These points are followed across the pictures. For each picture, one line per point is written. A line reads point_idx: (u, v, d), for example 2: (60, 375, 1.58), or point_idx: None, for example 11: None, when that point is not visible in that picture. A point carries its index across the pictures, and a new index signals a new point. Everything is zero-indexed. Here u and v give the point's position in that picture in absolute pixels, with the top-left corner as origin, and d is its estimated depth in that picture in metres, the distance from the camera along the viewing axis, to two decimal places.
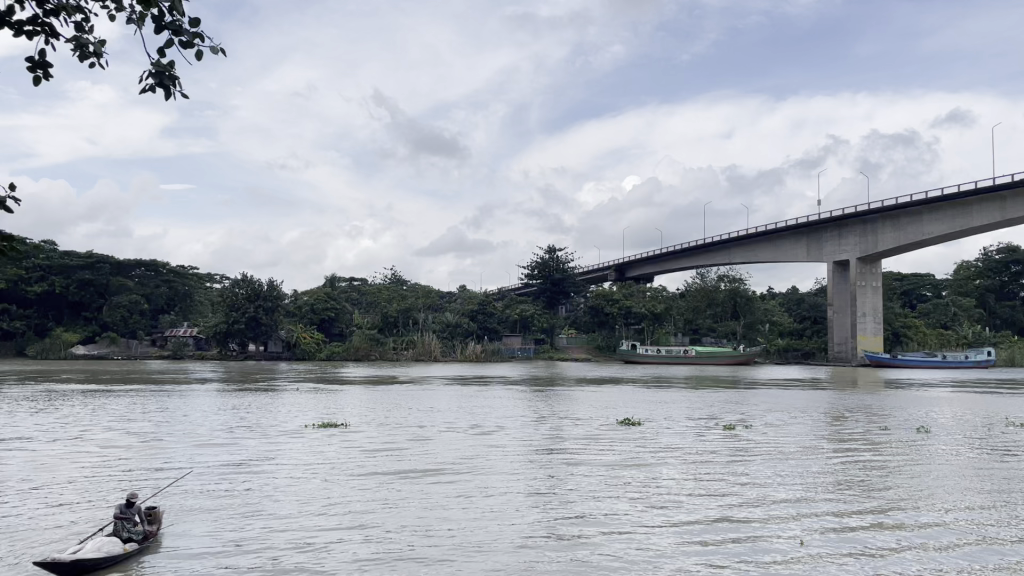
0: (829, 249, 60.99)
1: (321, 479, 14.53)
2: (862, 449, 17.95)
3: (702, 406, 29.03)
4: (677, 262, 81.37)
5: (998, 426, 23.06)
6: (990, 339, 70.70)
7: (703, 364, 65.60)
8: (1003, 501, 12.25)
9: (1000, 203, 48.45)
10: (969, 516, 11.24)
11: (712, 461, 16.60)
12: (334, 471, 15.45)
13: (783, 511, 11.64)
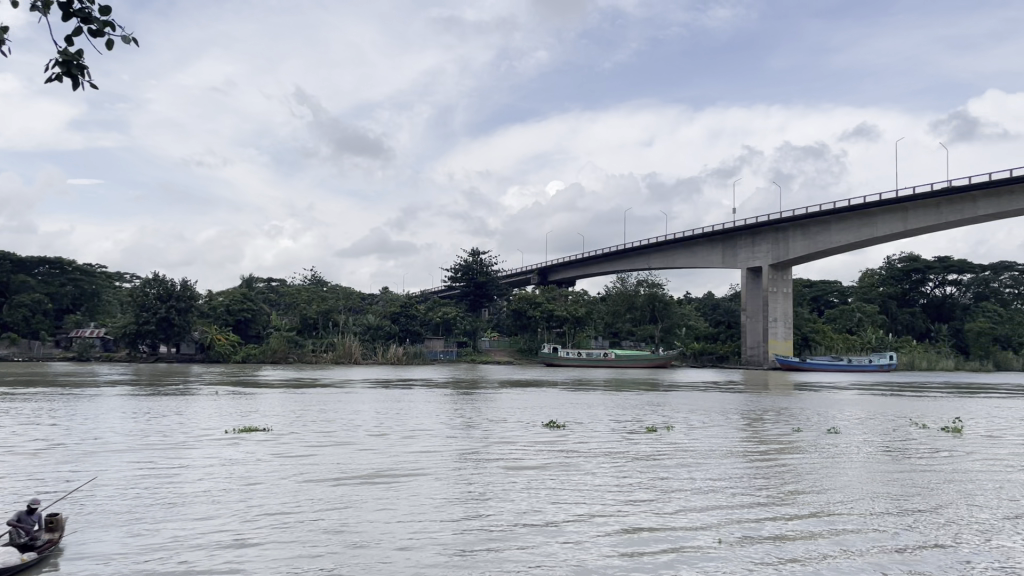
0: (743, 256, 63.04)
1: (236, 484, 14.38)
2: (771, 451, 18.72)
3: (622, 408, 29.73)
4: (599, 267, 82.72)
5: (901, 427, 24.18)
6: (891, 344, 74.21)
7: (622, 367, 66.76)
8: (891, 501, 13.11)
9: (901, 214, 51.04)
10: (861, 515, 12.01)
11: (628, 463, 17.09)
12: (249, 476, 15.27)
13: (697, 514, 12.04)
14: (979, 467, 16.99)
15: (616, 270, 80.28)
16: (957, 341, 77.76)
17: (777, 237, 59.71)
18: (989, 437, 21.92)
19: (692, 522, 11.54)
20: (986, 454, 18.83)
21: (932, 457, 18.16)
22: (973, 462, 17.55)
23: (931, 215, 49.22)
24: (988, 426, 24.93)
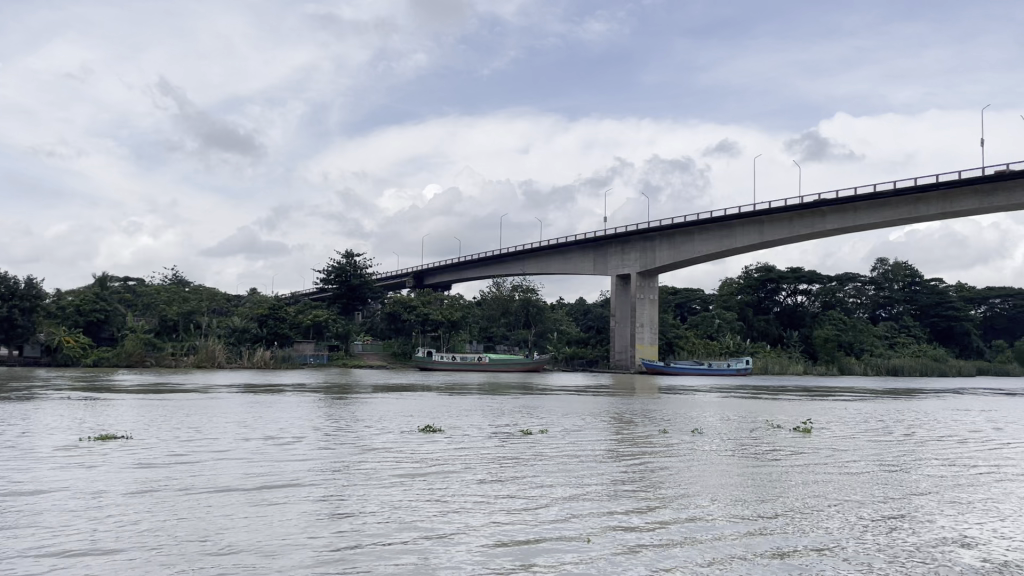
0: (613, 265, 64.85)
1: (90, 493, 13.47)
2: (637, 453, 19.34)
3: (497, 413, 29.83)
4: (475, 273, 83.01)
5: (757, 429, 25.44)
6: (747, 349, 78.39)
7: (496, 371, 67.05)
8: (746, 501, 13.88)
9: (758, 228, 53.95)
10: (719, 515, 12.66)
11: (502, 466, 17.25)
12: (103, 485, 14.34)
13: (572, 519, 12.19)
14: (825, 466, 18.07)
15: (491, 275, 80.76)
16: (805, 346, 82.80)
17: (645, 246, 61.81)
18: (834, 437, 23.42)
19: (570, 527, 11.68)
20: (831, 454, 20.05)
21: (784, 457, 19.17)
22: (820, 462, 18.65)
23: (784, 229, 52.30)
24: (832, 426, 26.72)
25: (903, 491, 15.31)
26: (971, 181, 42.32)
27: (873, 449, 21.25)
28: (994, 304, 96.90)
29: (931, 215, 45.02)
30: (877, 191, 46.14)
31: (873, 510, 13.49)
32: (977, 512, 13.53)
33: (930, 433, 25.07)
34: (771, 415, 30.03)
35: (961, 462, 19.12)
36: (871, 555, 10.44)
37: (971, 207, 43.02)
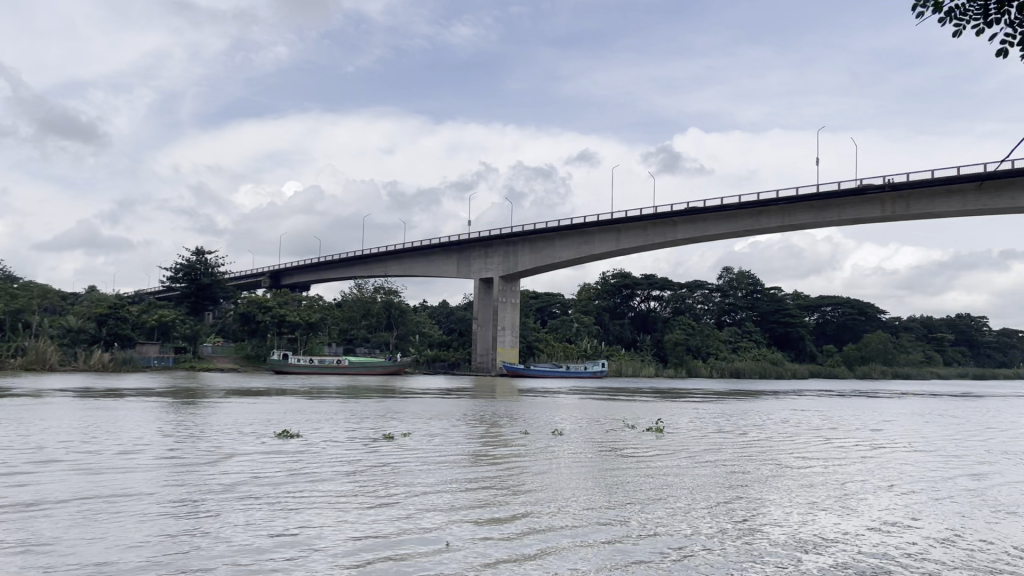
0: (475, 267, 64.28)
1: None
2: (497, 456, 18.49)
3: (352, 417, 28.32)
4: (334, 273, 80.33)
5: (614, 430, 25.32)
6: (604, 352, 79.95)
7: (355, 375, 64.89)
8: (613, 504, 13.32)
9: (615, 235, 54.81)
10: (587, 519, 11.99)
11: (357, 472, 15.91)
12: None
13: (422, 526, 11.18)
14: (680, 466, 17.94)
15: (351, 275, 78.25)
16: (657, 350, 85.46)
17: (508, 249, 61.59)
18: (686, 437, 23.63)
19: (420, 534, 10.67)
20: (683, 453, 20.04)
21: (643, 458, 18.93)
22: (675, 462, 18.54)
23: (640, 237, 53.39)
24: (685, 426, 27.18)
25: (755, 489, 15.30)
26: (809, 197, 44.57)
27: (722, 448, 21.48)
28: (825, 312, 103.89)
29: (772, 227, 47.12)
30: (725, 202, 47.83)
31: (730, 508, 13.29)
32: (827, 508, 13.59)
33: (773, 433, 25.80)
34: (630, 417, 30.16)
35: (804, 461, 19.56)
36: (731, 555, 10.07)
37: (807, 221, 45.35)
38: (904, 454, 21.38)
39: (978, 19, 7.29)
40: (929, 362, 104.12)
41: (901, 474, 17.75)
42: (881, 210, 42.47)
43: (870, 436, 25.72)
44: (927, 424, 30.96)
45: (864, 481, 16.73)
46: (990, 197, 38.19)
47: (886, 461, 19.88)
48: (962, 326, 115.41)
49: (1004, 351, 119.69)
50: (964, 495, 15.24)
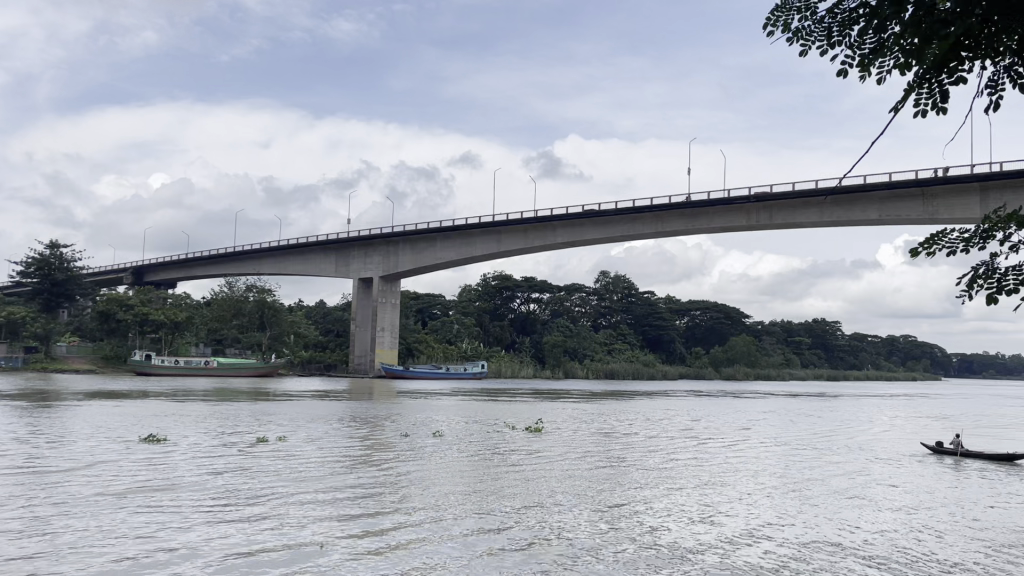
0: (355, 266, 63.13)
1: None
2: (375, 459, 18.05)
3: (223, 419, 27.13)
4: (205, 270, 76.90)
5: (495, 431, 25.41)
6: (483, 354, 80.17)
7: (225, 376, 62.22)
8: (497, 506, 13.19)
9: (495, 238, 55.09)
10: (475, 524, 11.80)
11: (228, 478, 15.11)
12: None
13: (299, 534, 10.80)
14: (556, 464, 18.12)
15: (223, 273, 75.02)
16: (535, 351, 86.62)
17: (388, 249, 60.74)
18: (563, 436, 24.01)
19: (296, 542, 10.33)
20: (560, 452, 20.32)
21: (521, 458, 18.97)
22: (552, 460, 18.79)
23: (520, 240, 53.91)
24: (564, 425, 27.69)
25: (629, 486, 15.71)
26: (681, 206, 46.27)
27: (597, 446, 21.97)
28: (694, 315, 108.37)
29: (646, 233, 48.66)
30: (602, 208, 48.99)
31: (606, 506, 13.61)
32: (696, 503, 14.13)
33: (645, 432, 26.63)
34: (509, 418, 30.28)
35: (675, 459, 20.16)
36: (607, 556, 10.28)
37: (679, 228, 47.07)
38: (764, 450, 22.55)
39: (821, 42, 7.14)
40: (787, 364, 110.61)
41: (761, 470, 18.69)
42: (745, 220, 44.61)
43: (734, 434, 26.97)
44: (785, 422, 32.78)
45: (728, 476, 17.51)
46: (843, 210, 40.78)
47: (751, 458, 20.78)
48: (816, 330, 123.13)
49: (853, 353, 128.62)
50: (820, 490, 16.13)
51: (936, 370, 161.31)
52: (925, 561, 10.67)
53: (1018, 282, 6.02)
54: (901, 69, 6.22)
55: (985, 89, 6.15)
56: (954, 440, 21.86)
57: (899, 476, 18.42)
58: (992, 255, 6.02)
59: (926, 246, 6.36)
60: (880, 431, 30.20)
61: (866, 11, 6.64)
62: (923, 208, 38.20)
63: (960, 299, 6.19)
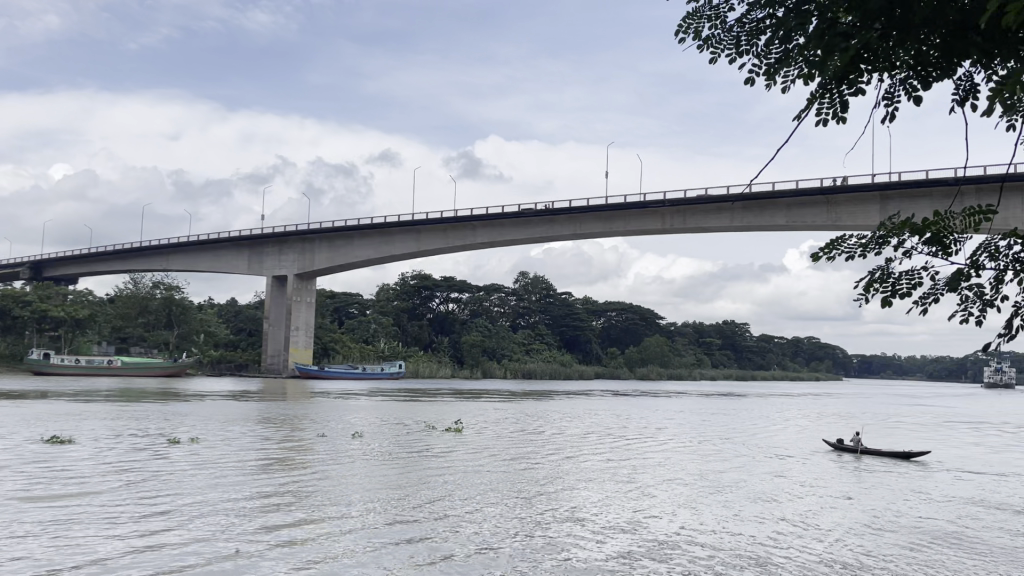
0: (269, 264, 61.57)
1: None
2: (291, 461, 17.58)
3: (128, 420, 25.97)
4: (108, 266, 73.64)
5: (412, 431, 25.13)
6: (401, 354, 79.39)
7: (130, 376, 59.64)
8: (426, 508, 12.97)
9: (414, 237, 54.64)
10: (409, 528, 11.55)
11: (138, 482, 14.44)
12: None
13: (209, 539, 10.46)
14: (477, 465, 18.03)
15: (128, 268, 71.92)
16: (453, 351, 86.29)
17: (304, 246, 59.46)
18: (481, 436, 23.96)
19: (207, 547, 10.02)
20: (477, 452, 20.27)
21: (442, 458, 18.84)
22: (469, 460, 18.72)
23: (439, 240, 53.62)
24: (484, 425, 27.63)
25: (546, 485, 15.81)
26: (599, 208, 46.90)
27: (513, 446, 21.97)
28: (610, 316, 110.00)
29: (565, 235, 49.14)
30: (521, 209, 49.21)
31: (524, 505, 13.66)
32: (613, 501, 14.32)
33: (562, 431, 26.82)
34: (430, 418, 30.09)
35: (594, 458, 20.38)
36: (526, 555, 10.33)
37: (597, 230, 47.69)
38: (676, 449, 23.00)
39: (730, 51, 7.32)
40: (699, 364, 113.53)
41: (674, 468, 19.07)
42: (661, 223, 45.59)
43: (648, 433, 27.43)
44: (698, 421, 33.52)
45: (642, 474, 17.80)
46: (753, 216, 42.11)
47: (668, 457, 21.19)
48: (727, 331, 126.75)
49: (761, 354, 132.92)
50: (738, 487, 16.54)
51: (838, 371, 168.28)
52: (829, 554, 11.13)
53: (910, 286, 6.30)
54: (804, 79, 6.44)
55: (881, 100, 6.42)
56: (854, 438, 22.78)
57: (803, 473, 19.09)
58: (887, 259, 6.28)
59: (827, 251, 6.59)
60: (788, 429, 31.22)
61: (772, 24, 6.86)
62: (827, 214, 39.95)
63: (858, 302, 6.43)
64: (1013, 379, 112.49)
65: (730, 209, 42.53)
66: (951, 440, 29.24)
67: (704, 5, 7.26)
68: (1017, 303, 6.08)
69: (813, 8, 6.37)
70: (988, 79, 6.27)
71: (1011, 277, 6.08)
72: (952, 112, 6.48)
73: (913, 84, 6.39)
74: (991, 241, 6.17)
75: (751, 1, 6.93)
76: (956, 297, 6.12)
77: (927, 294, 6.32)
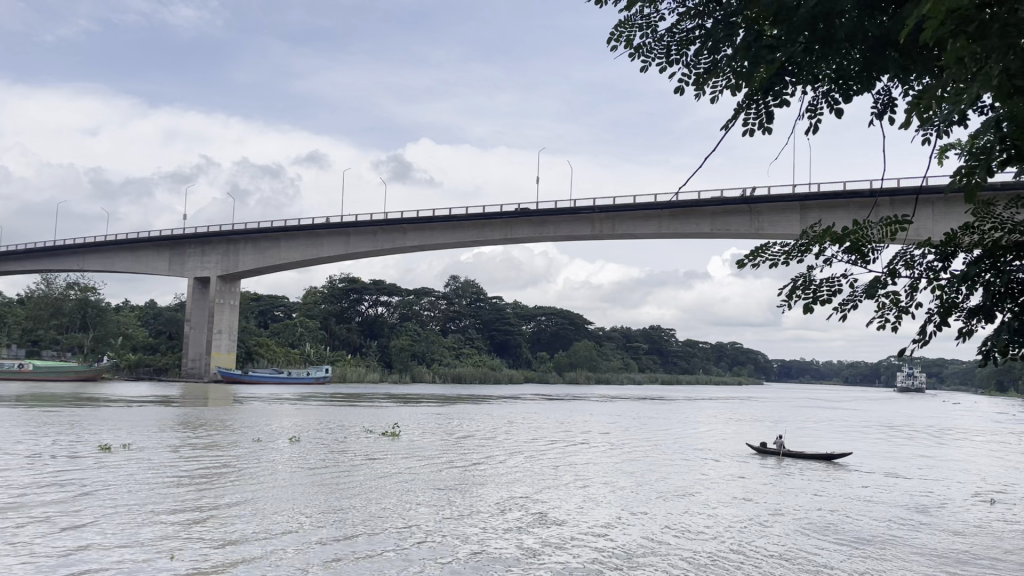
0: (191, 265, 59.73)
1: None
2: (215, 466, 17.16)
3: (46, 426, 24.99)
4: (17, 265, 70.31)
5: (345, 434, 24.89)
6: (329, 358, 78.14)
7: (41, 381, 56.97)
8: (339, 514, 12.63)
9: (343, 239, 53.82)
10: (324, 533, 11.21)
11: (42, 490, 13.76)
12: None
13: (125, 547, 10.02)
14: (403, 470, 17.80)
15: (40, 268, 68.70)
16: (382, 356, 85.28)
17: (228, 247, 57.94)
18: (415, 441, 23.68)
19: (103, 553, 9.64)
20: (408, 457, 19.97)
21: (373, 462, 18.68)
22: (397, 465, 18.42)
23: (367, 243, 52.89)
24: (420, 431, 27.30)
25: (473, 489, 15.69)
26: (530, 213, 47.08)
27: (444, 450, 21.74)
28: (540, 320, 110.52)
29: (495, 239, 49.17)
30: (452, 213, 49.04)
31: (453, 509, 13.56)
32: (540, 504, 14.34)
33: (491, 435, 26.72)
34: (364, 422, 29.92)
35: (523, 461, 20.46)
36: (455, 558, 10.24)
37: (527, 235, 47.82)
38: (605, 452, 23.19)
39: (660, 59, 7.38)
40: (626, 369, 115.06)
41: (602, 471, 19.23)
42: (590, 229, 45.92)
43: (577, 436, 27.58)
44: (626, 425, 33.84)
45: (571, 477, 17.89)
46: (681, 223, 43.00)
47: (597, 459, 21.48)
48: (653, 336, 128.80)
49: (686, 358, 135.51)
50: (663, 490, 16.71)
51: (759, 375, 172.73)
52: (741, 552, 11.37)
53: (830, 292, 6.45)
54: (733, 89, 6.52)
55: (805, 112, 6.56)
56: (776, 440, 23.37)
57: (728, 475, 19.49)
58: (809, 266, 6.41)
59: (752, 258, 6.69)
60: (713, 432, 31.86)
61: (701, 34, 6.93)
62: (751, 222, 40.73)
63: (781, 308, 6.56)
64: (923, 383, 117.33)
65: (657, 217, 43.65)
66: (865, 442, 30.32)
67: (635, 13, 7.31)
68: (929, 310, 6.30)
69: (740, 21, 6.48)
70: (905, 95, 6.48)
71: (925, 285, 6.29)
72: (870, 126, 6.67)
73: (836, 96, 6.54)
74: (907, 251, 6.35)
75: (682, 10, 7.00)
76: (873, 303, 6.30)
77: (846, 301, 6.48)
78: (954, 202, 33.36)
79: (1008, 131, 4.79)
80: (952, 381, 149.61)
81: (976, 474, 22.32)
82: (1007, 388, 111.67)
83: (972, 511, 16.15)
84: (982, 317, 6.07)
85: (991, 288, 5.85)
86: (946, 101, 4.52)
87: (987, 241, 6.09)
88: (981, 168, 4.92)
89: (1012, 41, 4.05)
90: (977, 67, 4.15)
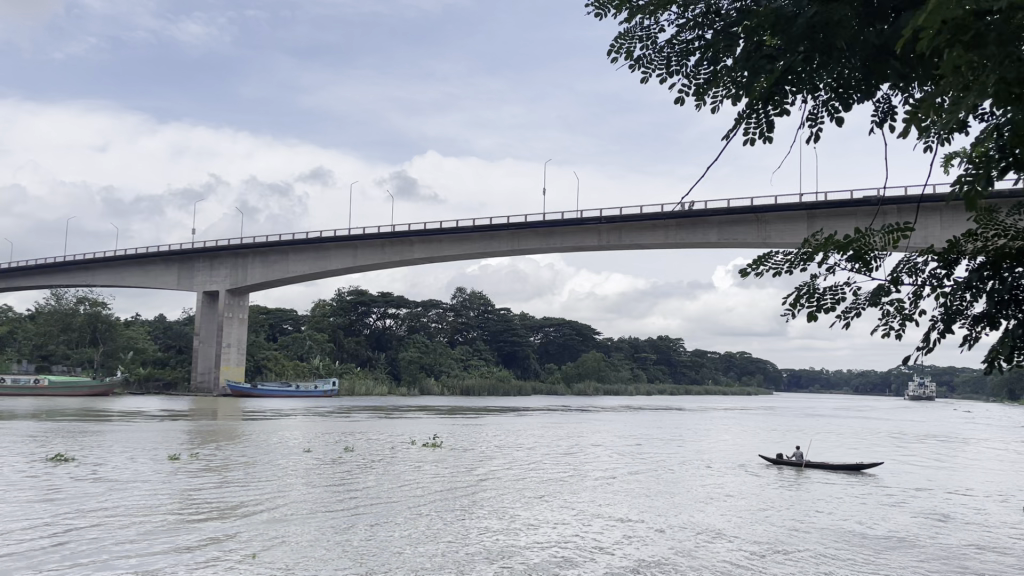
0: (200, 279, 59.85)
1: None
2: (226, 480, 17.00)
3: (74, 439, 25.69)
4: (28, 281, 70.55)
5: (388, 445, 25.61)
6: (337, 371, 78.19)
7: (55, 396, 57.08)
8: (344, 526, 12.48)
9: (351, 252, 53.96)
10: (327, 546, 11.11)
11: (54, 505, 13.69)
12: None
13: (150, 558, 10.15)
14: (415, 481, 17.73)
15: (47, 281, 68.87)
16: (390, 368, 85.28)
17: (237, 261, 58.09)
18: (447, 452, 23.99)
19: (133, 565, 9.76)
20: (425, 468, 19.98)
21: (387, 475, 18.56)
22: (410, 475, 18.47)
23: (376, 255, 52.99)
24: (457, 442, 27.45)
25: (477, 501, 15.49)
26: (535, 224, 47.01)
27: (466, 462, 21.65)
28: (548, 332, 110.50)
29: (502, 250, 49.21)
30: (458, 225, 49.15)
31: (451, 520, 13.37)
32: (539, 516, 14.09)
33: (505, 446, 26.78)
34: (382, 434, 30.15)
35: (535, 471, 20.42)
36: (450, 563, 10.50)
37: (533, 246, 47.90)
38: (618, 463, 23.21)
39: (660, 70, 7.43)
40: (634, 380, 114.81)
41: (615, 482, 18.96)
42: (596, 239, 45.97)
43: (589, 447, 27.49)
44: (635, 435, 33.99)
45: (581, 488, 17.78)
46: (686, 233, 42.83)
47: (612, 471, 21.36)
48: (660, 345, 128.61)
49: (694, 368, 135.26)
50: (670, 501, 16.50)
51: (768, 385, 172.05)
52: (754, 561, 11.37)
53: (834, 301, 6.47)
54: (733, 100, 6.58)
55: (806, 121, 6.61)
56: (794, 453, 23.16)
57: (739, 486, 19.25)
58: (812, 275, 6.44)
59: (754, 266, 6.72)
60: (721, 442, 31.94)
61: (701, 44, 6.99)
62: (758, 231, 40.59)
63: (786, 316, 6.59)
64: (932, 392, 117.00)
65: (663, 227, 43.76)
66: (876, 452, 30.17)
67: (636, 25, 7.37)
68: (934, 317, 6.31)
69: (740, 31, 6.52)
70: (905, 102, 6.51)
71: (928, 293, 6.31)
72: (871, 135, 6.71)
73: (835, 105, 6.59)
74: (910, 258, 6.37)
75: (681, 22, 7.05)
76: (877, 312, 6.31)
77: (849, 309, 6.50)
78: (959, 209, 33.25)
79: (1005, 138, 4.82)
80: (962, 389, 148.48)
81: (986, 482, 22.17)
82: (1017, 395, 111.07)
83: (983, 519, 15.99)
84: (986, 324, 6.08)
85: (994, 294, 5.88)
86: (941, 110, 4.57)
87: (990, 248, 6.09)
88: (982, 177, 4.88)
89: (1007, 51, 4.07)
90: (973, 77, 4.16)
